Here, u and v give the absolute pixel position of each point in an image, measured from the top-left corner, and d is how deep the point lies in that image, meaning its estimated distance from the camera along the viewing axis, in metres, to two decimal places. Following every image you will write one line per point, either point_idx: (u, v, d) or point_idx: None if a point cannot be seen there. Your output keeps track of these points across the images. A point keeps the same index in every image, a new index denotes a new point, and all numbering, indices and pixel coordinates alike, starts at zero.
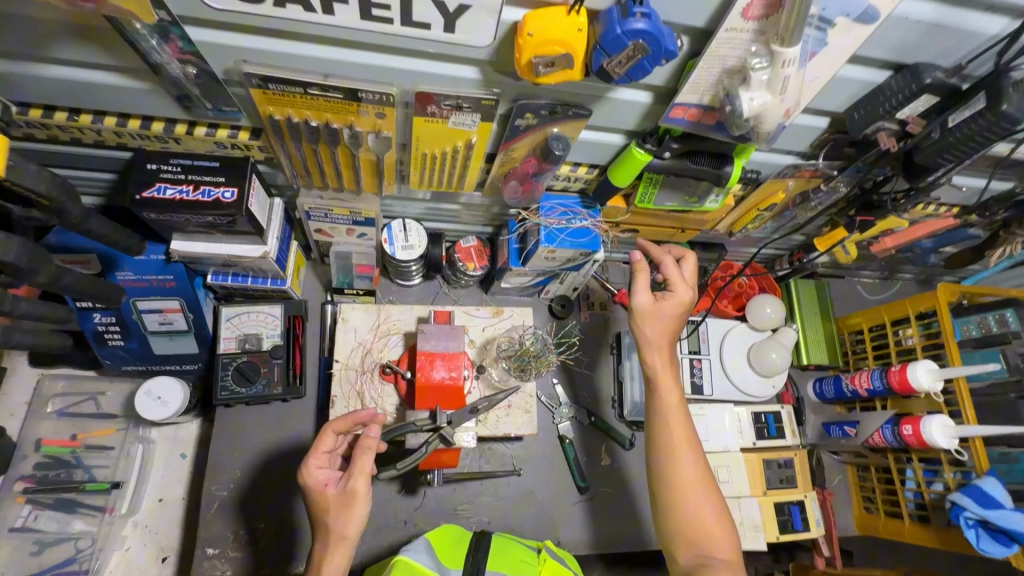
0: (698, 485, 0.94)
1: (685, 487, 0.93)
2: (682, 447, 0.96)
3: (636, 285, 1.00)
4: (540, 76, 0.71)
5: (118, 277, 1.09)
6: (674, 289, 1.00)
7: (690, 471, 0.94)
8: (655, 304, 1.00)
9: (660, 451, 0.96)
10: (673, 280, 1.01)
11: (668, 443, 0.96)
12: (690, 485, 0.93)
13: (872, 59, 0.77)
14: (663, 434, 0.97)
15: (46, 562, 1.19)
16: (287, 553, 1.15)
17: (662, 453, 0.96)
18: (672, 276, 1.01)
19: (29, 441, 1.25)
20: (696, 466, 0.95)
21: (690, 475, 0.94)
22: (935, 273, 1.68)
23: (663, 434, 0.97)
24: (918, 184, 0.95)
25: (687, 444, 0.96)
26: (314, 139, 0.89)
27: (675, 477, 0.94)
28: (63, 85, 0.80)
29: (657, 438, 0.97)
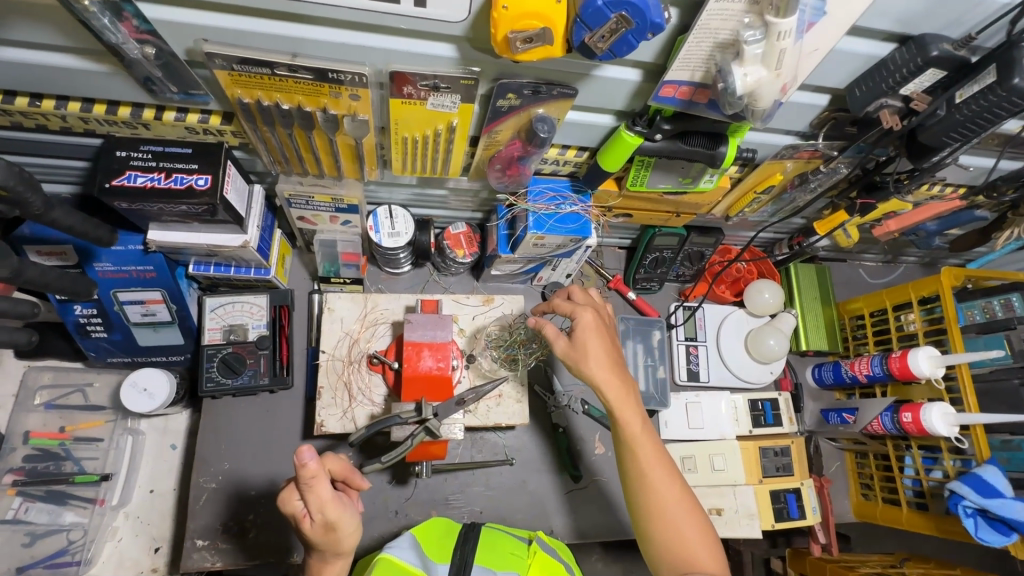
0: (678, 510, 0.89)
1: (665, 517, 0.89)
2: (656, 472, 0.91)
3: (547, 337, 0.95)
4: (518, 53, 0.66)
5: (95, 268, 1.06)
6: (575, 317, 0.95)
7: (670, 497, 0.90)
8: (570, 339, 0.94)
9: (638, 482, 0.91)
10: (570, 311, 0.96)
11: (641, 472, 0.91)
12: (672, 514, 0.89)
13: (874, 30, 0.72)
14: (636, 463, 0.92)
15: (39, 553, 1.19)
16: (276, 545, 1.14)
17: (638, 483, 0.91)
18: (568, 309, 0.97)
19: (17, 434, 1.24)
20: (671, 490, 0.90)
21: (669, 500, 0.90)
22: (940, 256, 1.64)
23: (632, 461, 0.92)
24: (922, 165, 0.90)
25: (660, 470, 0.91)
26: (288, 123, 0.85)
27: (655, 503, 0.90)
28: (19, 69, 0.76)
29: (631, 468, 0.92)
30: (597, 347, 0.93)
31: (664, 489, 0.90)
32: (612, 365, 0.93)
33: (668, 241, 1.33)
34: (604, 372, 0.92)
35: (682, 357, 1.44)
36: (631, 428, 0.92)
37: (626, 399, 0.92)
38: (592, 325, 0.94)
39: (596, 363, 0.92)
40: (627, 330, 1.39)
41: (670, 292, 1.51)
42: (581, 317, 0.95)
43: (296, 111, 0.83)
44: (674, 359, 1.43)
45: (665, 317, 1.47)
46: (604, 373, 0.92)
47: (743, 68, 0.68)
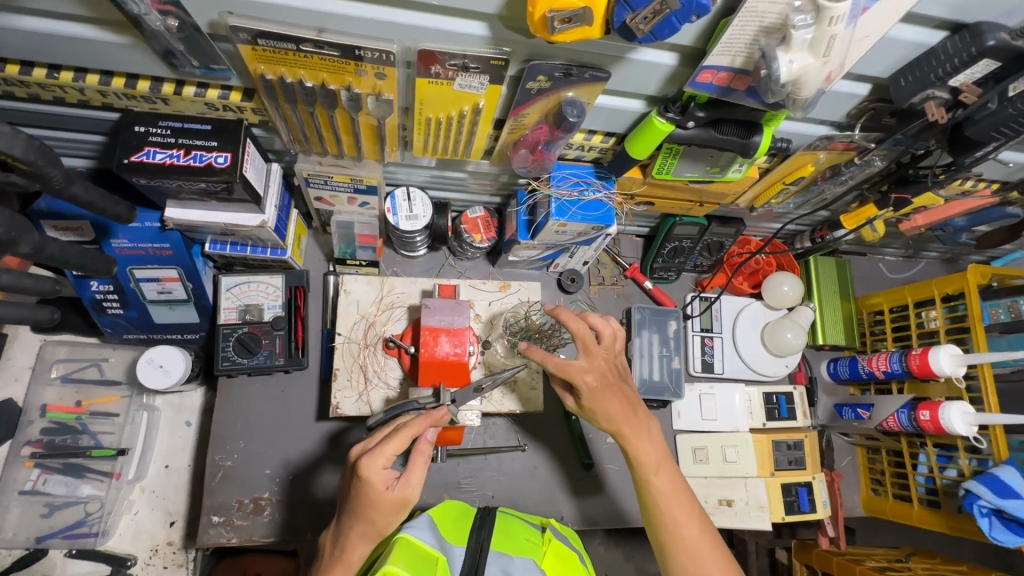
0: (702, 548, 0.88)
1: (687, 555, 0.87)
2: (679, 513, 0.89)
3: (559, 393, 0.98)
4: (555, 33, 0.63)
5: (112, 245, 1.05)
6: (575, 383, 0.91)
7: (692, 537, 0.88)
8: (579, 400, 0.94)
9: (658, 522, 0.90)
10: (568, 373, 0.90)
11: (663, 512, 0.89)
12: (694, 553, 0.87)
13: (928, 17, 0.69)
14: (655, 503, 0.90)
15: (57, 524, 1.22)
16: (290, 524, 1.15)
17: (659, 524, 0.90)
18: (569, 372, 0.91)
19: (34, 407, 1.26)
20: (694, 531, 0.89)
21: (694, 541, 0.88)
22: (963, 252, 1.60)
23: (649, 495, 0.91)
24: (963, 160, 0.87)
25: (683, 511, 0.89)
26: (310, 101, 0.83)
27: (677, 542, 0.88)
28: (38, 40, 0.74)
29: (651, 507, 0.91)
30: (609, 402, 0.92)
31: (687, 529, 0.88)
32: (625, 416, 0.92)
33: (688, 231, 1.31)
34: (619, 423, 0.92)
35: (697, 348, 1.42)
36: (644, 464, 0.91)
37: (643, 442, 0.92)
38: (592, 386, 0.91)
39: (609, 416, 0.92)
40: (643, 319, 1.37)
41: (686, 282, 1.50)
42: (583, 383, 0.91)
43: (320, 89, 0.81)
44: (689, 350, 1.42)
45: (681, 308, 1.45)
46: (618, 424, 0.92)
47: (788, 54, 0.65)
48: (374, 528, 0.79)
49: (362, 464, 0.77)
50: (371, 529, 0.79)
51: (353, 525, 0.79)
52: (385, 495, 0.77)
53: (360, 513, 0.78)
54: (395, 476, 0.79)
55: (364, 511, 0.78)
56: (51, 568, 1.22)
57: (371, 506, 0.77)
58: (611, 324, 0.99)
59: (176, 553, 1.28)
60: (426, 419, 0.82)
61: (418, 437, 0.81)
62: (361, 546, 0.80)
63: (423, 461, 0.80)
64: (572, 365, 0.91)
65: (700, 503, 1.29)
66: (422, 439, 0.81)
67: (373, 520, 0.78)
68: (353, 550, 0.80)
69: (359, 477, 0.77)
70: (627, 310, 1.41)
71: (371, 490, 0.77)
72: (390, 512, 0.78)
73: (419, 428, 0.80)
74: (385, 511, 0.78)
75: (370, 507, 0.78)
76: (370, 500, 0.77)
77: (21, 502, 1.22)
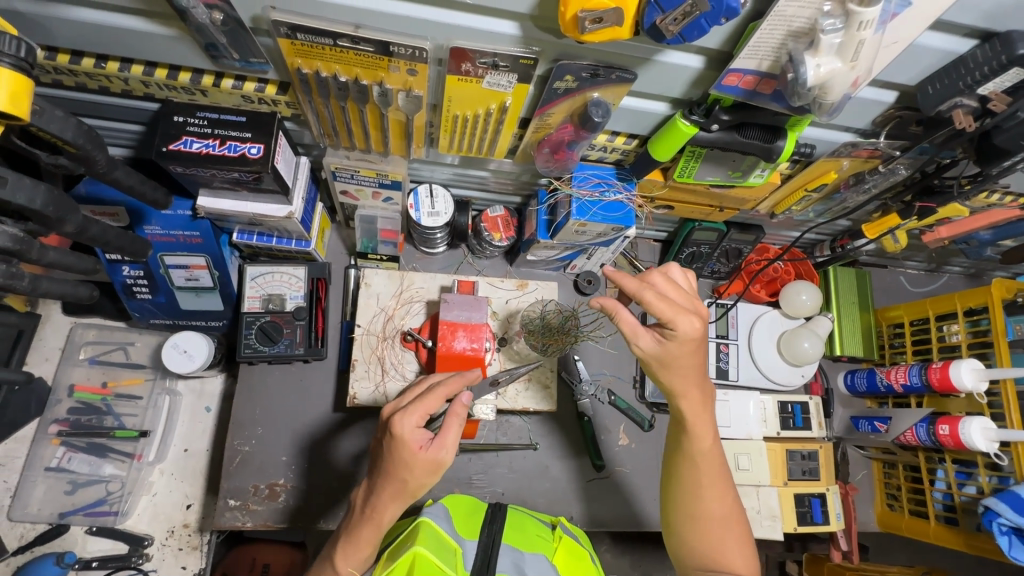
0: (724, 524, 0.88)
1: (709, 528, 0.88)
2: (710, 489, 0.89)
3: (628, 330, 0.82)
4: (586, 33, 0.65)
5: (145, 231, 1.08)
6: (675, 326, 0.78)
7: (719, 515, 0.89)
8: (662, 343, 0.81)
9: (686, 493, 0.90)
10: (667, 315, 0.78)
11: (693, 483, 0.89)
12: (717, 527, 0.88)
13: (957, 25, 0.69)
14: (693, 474, 0.90)
15: (79, 501, 1.26)
16: (302, 510, 1.17)
17: (688, 493, 0.90)
18: (668, 312, 0.77)
19: (63, 386, 1.30)
20: (722, 508, 0.89)
21: (717, 516, 0.89)
22: (986, 268, 1.58)
23: (691, 472, 0.90)
24: (990, 170, 0.87)
25: (716, 487, 0.89)
26: (343, 96, 0.86)
27: (700, 515, 0.89)
28: (87, 30, 0.78)
29: (687, 477, 0.90)
30: (683, 359, 0.82)
31: (717, 506, 0.89)
32: (692, 383, 0.85)
33: (707, 236, 1.30)
34: (686, 388, 0.85)
35: (712, 354, 1.41)
36: (698, 441, 0.88)
37: (700, 417, 0.88)
38: (689, 342, 0.80)
39: (676, 378, 0.84)
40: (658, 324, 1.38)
41: (703, 288, 1.49)
42: (677, 332, 0.79)
43: (353, 84, 0.83)
44: (703, 355, 1.42)
45: None
46: (683, 392, 0.86)
47: (816, 58, 0.66)
48: (407, 490, 0.78)
49: (394, 421, 0.77)
50: (404, 490, 0.78)
51: (386, 486, 0.78)
52: (418, 454, 0.76)
53: (393, 473, 0.77)
54: (427, 438, 0.78)
55: (397, 471, 0.77)
56: (72, 544, 1.25)
57: (405, 466, 0.77)
58: (674, 263, 0.86)
59: (191, 535, 1.30)
60: (458, 380, 0.83)
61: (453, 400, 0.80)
62: (391, 508, 0.79)
63: (458, 423, 0.79)
64: (681, 309, 0.78)
65: None
66: (458, 403, 0.80)
67: (406, 482, 0.77)
68: (384, 510, 0.79)
69: (397, 438, 0.76)
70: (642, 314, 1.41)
71: (403, 449, 0.76)
72: (425, 474, 0.77)
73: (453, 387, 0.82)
74: (420, 473, 0.77)
75: (404, 468, 0.77)
76: (404, 461, 0.76)
77: (47, 478, 1.26)
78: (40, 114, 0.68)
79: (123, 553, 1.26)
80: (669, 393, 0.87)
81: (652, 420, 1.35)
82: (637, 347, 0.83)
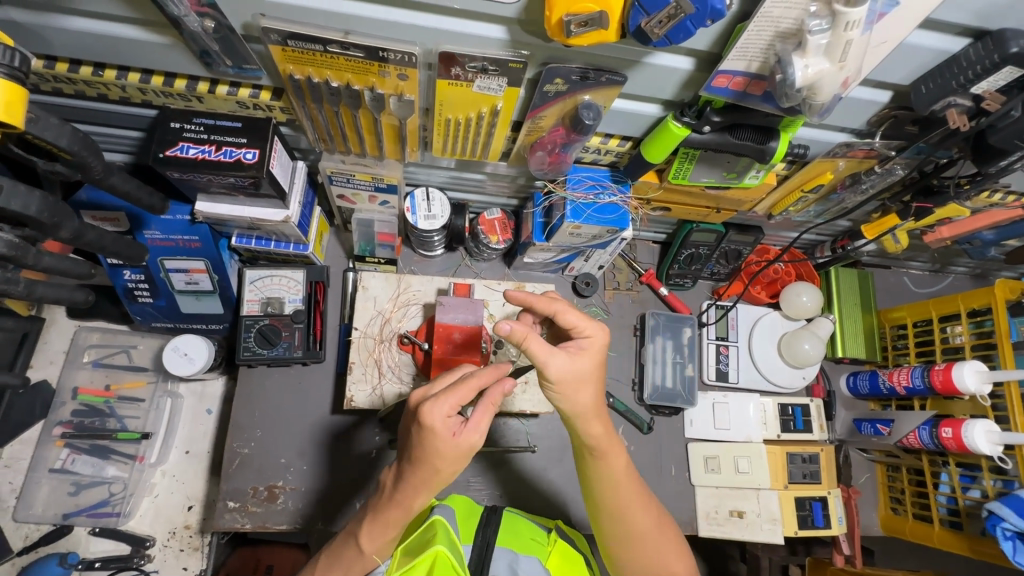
0: (657, 538, 0.87)
1: (640, 545, 0.87)
2: (632, 508, 0.85)
3: (537, 356, 0.76)
4: (571, 37, 0.65)
5: (145, 236, 1.10)
6: (589, 331, 0.82)
7: (645, 529, 0.86)
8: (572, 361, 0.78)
9: (609, 517, 0.86)
10: (574, 325, 0.82)
11: (614, 508, 0.85)
12: (645, 540, 0.87)
13: (949, 24, 0.68)
14: (612, 500, 0.85)
15: (83, 502, 1.27)
16: (299, 512, 1.18)
17: (609, 516, 0.86)
18: (581, 320, 0.82)
19: (67, 389, 1.32)
20: (649, 523, 0.87)
21: (649, 530, 0.87)
22: (992, 268, 1.56)
23: (610, 498, 0.85)
24: (987, 169, 0.86)
25: (637, 503, 0.86)
26: (335, 101, 0.86)
27: (630, 535, 0.86)
28: (84, 39, 0.79)
29: (606, 503, 0.85)
30: (593, 373, 0.80)
31: (641, 522, 0.86)
32: (594, 403, 0.81)
33: (705, 237, 1.29)
34: (590, 409, 0.80)
35: (712, 356, 1.40)
36: (613, 463, 0.84)
37: (607, 437, 0.83)
38: (599, 351, 0.81)
39: (580, 401, 0.79)
40: (657, 325, 1.38)
41: (703, 290, 1.48)
42: (588, 342, 0.81)
43: (345, 89, 0.84)
44: (703, 357, 1.41)
45: (697, 315, 1.44)
46: (591, 414, 0.80)
47: (804, 59, 0.66)
48: (437, 476, 0.76)
49: (426, 410, 0.72)
50: (435, 477, 0.77)
51: (417, 475, 0.76)
52: (452, 442, 0.73)
53: (425, 462, 0.75)
54: (460, 423, 0.75)
55: (428, 461, 0.75)
56: (75, 545, 1.27)
57: (436, 455, 0.74)
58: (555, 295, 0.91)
59: (192, 536, 1.31)
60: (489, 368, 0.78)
61: (489, 388, 0.76)
62: (421, 494, 0.79)
63: (491, 409, 0.77)
64: (590, 320, 0.82)
65: (710, 513, 1.29)
66: (494, 388, 0.76)
67: (437, 469, 0.75)
68: (414, 497, 0.79)
69: (427, 427, 0.72)
70: (640, 316, 1.41)
71: (436, 438, 0.73)
72: (456, 461, 0.75)
73: (483, 368, 0.78)
74: (452, 460, 0.75)
75: (435, 457, 0.74)
76: (436, 450, 0.74)
77: (51, 480, 1.27)
78: (35, 122, 0.70)
79: (126, 554, 1.28)
80: (571, 417, 0.81)
81: (651, 422, 1.34)
82: (547, 370, 0.76)
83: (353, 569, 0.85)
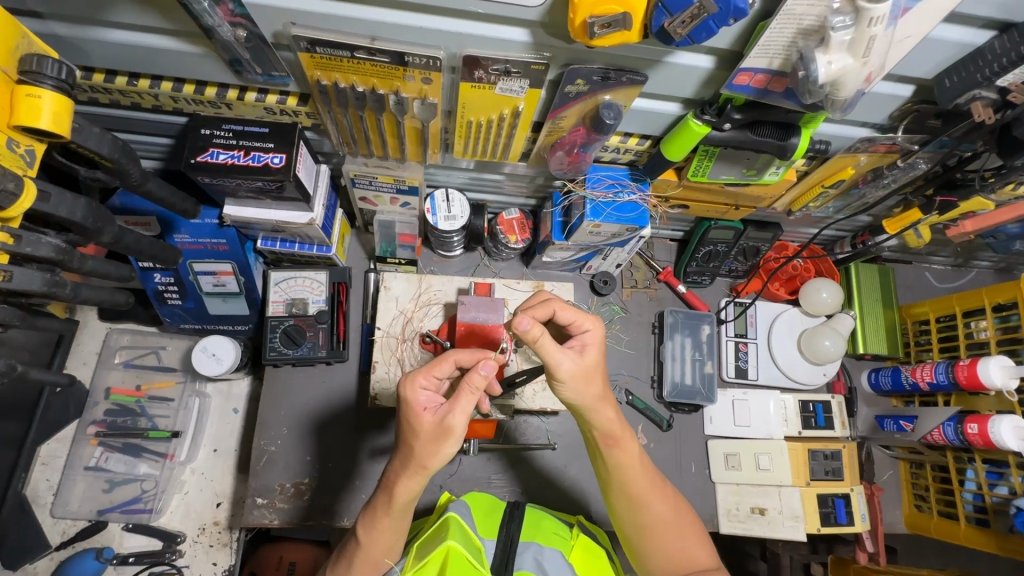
0: (672, 527, 0.88)
1: (662, 534, 0.88)
2: (648, 497, 0.87)
3: (552, 359, 0.77)
4: (595, 38, 0.66)
5: (175, 239, 1.13)
6: (585, 328, 0.83)
7: (663, 517, 0.88)
8: (579, 360, 0.79)
9: (628, 509, 0.88)
10: (574, 321, 0.83)
11: (631, 497, 0.87)
12: (666, 529, 0.88)
13: (974, 17, 0.69)
14: (627, 490, 0.87)
15: (116, 499, 1.31)
16: (325, 508, 1.20)
17: (628, 508, 0.88)
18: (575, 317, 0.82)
19: (100, 389, 1.36)
20: (665, 510, 0.88)
21: (664, 518, 0.88)
22: (1018, 261, 1.53)
23: (626, 488, 0.87)
24: (1013, 162, 0.86)
25: (653, 493, 0.88)
26: (360, 105, 0.88)
27: (648, 525, 0.88)
28: (120, 50, 0.82)
29: (624, 494, 0.88)
30: (599, 370, 0.82)
31: (660, 509, 0.88)
32: (603, 398, 0.82)
33: (723, 234, 1.30)
34: (602, 403, 0.82)
35: (731, 354, 1.39)
36: (626, 454, 0.86)
37: (618, 430, 0.85)
38: (599, 346, 0.82)
39: (591, 395, 0.81)
40: (675, 323, 1.38)
41: (721, 287, 1.48)
42: (589, 336, 0.83)
43: (370, 94, 0.86)
44: (722, 355, 1.40)
45: (715, 312, 1.44)
46: (602, 407, 0.82)
47: (827, 55, 0.66)
48: (416, 460, 0.75)
49: (400, 381, 0.78)
50: (414, 461, 0.76)
51: (399, 455, 0.78)
52: (423, 417, 0.75)
53: (404, 440, 0.77)
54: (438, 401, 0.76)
55: (406, 438, 0.76)
56: (109, 540, 1.31)
57: (412, 432, 0.75)
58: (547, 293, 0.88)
59: (221, 532, 1.34)
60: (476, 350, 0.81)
61: (469, 370, 0.74)
62: (404, 481, 0.77)
63: (470, 392, 0.74)
64: (588, 315, 0.83)
65: (731, 510, 1.29)
66: (473, 372, 0.73)
67: (413, 449, 0.75)
68: (399, 483, 0.78)
69: (402, 400, 0.77)
70: (658, 313, 1.41)
71: (409, 412, 0.75)
72: (432, 441, 0.74)
73: (470, 356, 0.82)
74: (426, 438, 0.74)
75: (411, 433, 0.76)
76: (410, 425, 0.75)
77: (86, 477, 1.32)
78: (79, 132, 0.72)
79: (158, 550, 1.31)
80: (583, 409, 0.83)
81: (670, 419, 1.34)
82: (561, 371, 0.78)
83: (355, 566, 0.83)
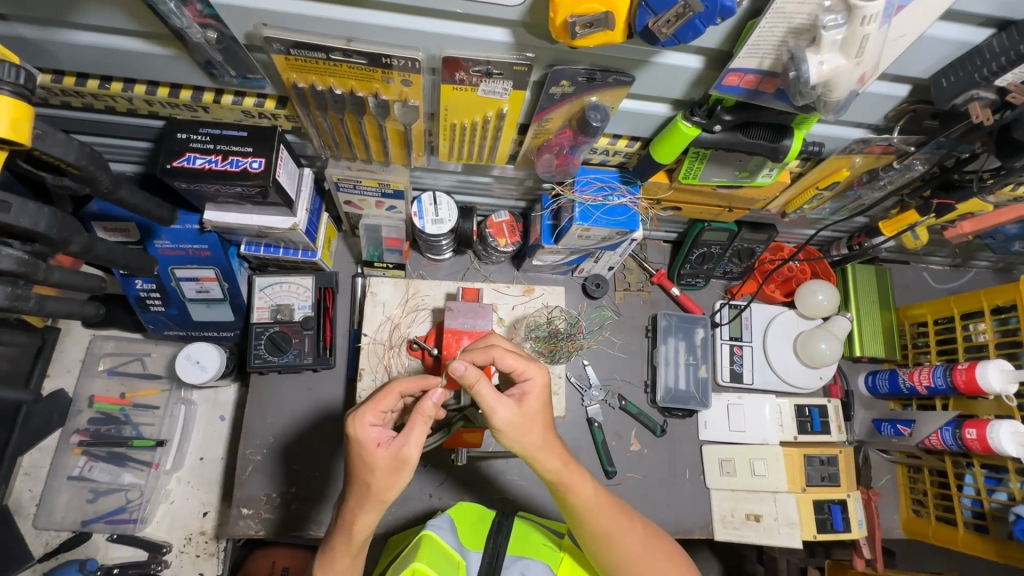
0: (645, 557, 0.84)
1: (636, 566, 0.83)
2: (615, 530, 0.83)
3: (485, 406, 0.75)
4: (577, 38, 0.63)
5: (156, 245, 1.10)
6: (527, 375, 0.80)
7: (634, 548, 0.84)
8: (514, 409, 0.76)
9: (598, 544, 0.84)
10: (517, 367, 0.81)
11: (596, 534, 0.83)
12: (640, 560, 0.84)
13: (973, 14, 0.66)
14: (592, 527, 0.83)
15: (101, 509, 1.29)
16: (311, 519, 1.18)
17: (598, 544, 0.84)
18: (518, 363, 0.80)
19: (83, 398, 1.34)
20: (635, 540, 0.84)
21: (636, 552, 0.84)
22: (1017, 261, 1.51)
23: (590, 527, 0.83)
24: (1011, 164, 0.84)
25: (620, 525, 0.84)
26: (340, 107, 0.86)
27: (619, 557, 0.84)
28: (89, 53, 0.79)
29: (590, 531, 0.83)
30: (541, 416, 0.79)
31: (630, 539, 0.84)
32: (545, 444, 0.78)
33: (716, 237, 1.26)
34: (545, 449, 0.78)
35: (726, 357, 1.38)
36: (581, 494, 0.81)
37: (569, 470, 0.80)
38: (541, 393, 0.80)
39: (528, 444, 0.77)
40: (669, 326, 1.36)
41: (716, 289, 1.45)
42: (531, 384, 0.80)
43: (349, 96, 0.83)
44: (717, 358, 1.38)
45: (709, 315, 1.41)
46: (542, 455, 0.78)
47: (819, 55, 0.64)
48: (373, 495, 0.73)
49: (348, 418, 0.75)
50: (369, 495, 0.74)
51: (354, 489, 0.75)
52: (377, 452, 0.73)
53: (357, 475, 0.74)
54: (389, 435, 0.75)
55: (360, 473, 0.74)
56: (94, 551, 1.28)
57: (366, 467, 0.73)
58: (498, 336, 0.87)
59: (208, 542, 1.32)
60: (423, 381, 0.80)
61: (418, 400, 0.73)
62: (363, 517, 0.74)
63: (421, 423, 0.73)
64: (531, 361, 0.81)
65: (726, 516, 1.27)
66: (423, 402, 0.73)
67: (369, 484, 0.73)
68: (356, 520, 0.75)
69: (352, 437, 0.74)
70: (652, 317, 1.39)
71: (362, 449, 0.73)
72: (388, 475, 0.73)
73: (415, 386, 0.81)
74: (381, 472, 0.73)
75: (364, 469, 0.74)
76: (363, 461, 0.73)
77: (69, 487, 1.29)
78: (43, 138, 0.70)
79: (143, 560, 1.29)
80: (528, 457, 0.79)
81: (664, 424, 1.32)
82: (495, 419, 0.75)
83: None
